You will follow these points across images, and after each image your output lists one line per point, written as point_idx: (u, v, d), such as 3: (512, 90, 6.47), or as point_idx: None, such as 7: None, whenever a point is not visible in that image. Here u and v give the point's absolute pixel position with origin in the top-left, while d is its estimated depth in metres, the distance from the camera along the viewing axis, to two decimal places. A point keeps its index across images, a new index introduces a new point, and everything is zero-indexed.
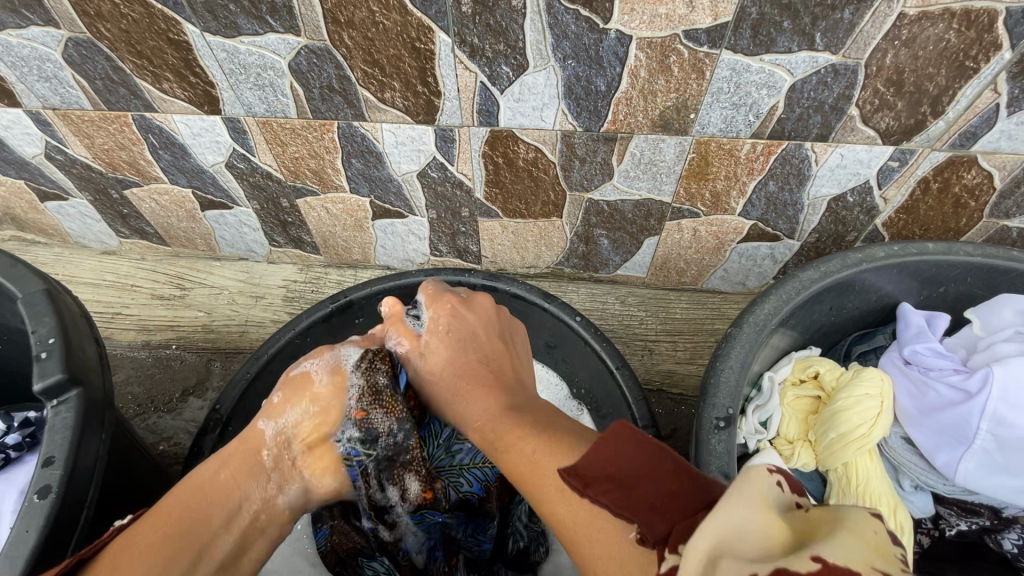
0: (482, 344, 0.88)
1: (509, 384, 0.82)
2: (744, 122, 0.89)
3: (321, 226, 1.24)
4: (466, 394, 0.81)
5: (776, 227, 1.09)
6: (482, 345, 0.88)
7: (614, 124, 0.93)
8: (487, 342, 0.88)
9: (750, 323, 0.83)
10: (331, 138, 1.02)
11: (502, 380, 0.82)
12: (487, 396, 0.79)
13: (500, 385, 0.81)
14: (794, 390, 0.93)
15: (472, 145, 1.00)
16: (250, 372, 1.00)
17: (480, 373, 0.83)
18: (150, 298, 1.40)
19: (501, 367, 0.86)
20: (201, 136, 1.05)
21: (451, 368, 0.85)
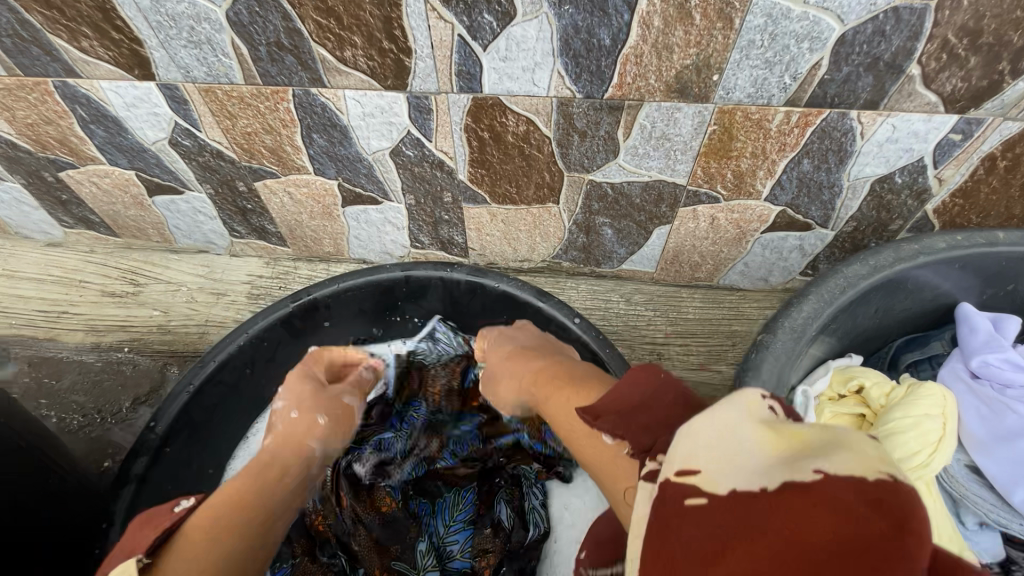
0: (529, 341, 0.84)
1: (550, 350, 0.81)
2: (778, 85, 0.74)
3: (285, 214, 1.09)
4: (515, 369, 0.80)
5: (808, 214, 0.94)
6: (527, 332, 0.88)
7: (620, 89, 0.77)
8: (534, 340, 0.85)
9: (786, 328, 0.68)
10: (287, 108, 0.86)
11: (539, 354, 0.79)
12: (520, 365, 0.78)
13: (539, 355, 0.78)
14: (833, 407, 0.77)
15: (452, 116, 0.84)
16: (193, 384, 0.85)
17: (519, 351, 0.82)
18: (99, 295, 1.24)
19: (543, 346, 0.82)
20: (136, 108, 0.90)
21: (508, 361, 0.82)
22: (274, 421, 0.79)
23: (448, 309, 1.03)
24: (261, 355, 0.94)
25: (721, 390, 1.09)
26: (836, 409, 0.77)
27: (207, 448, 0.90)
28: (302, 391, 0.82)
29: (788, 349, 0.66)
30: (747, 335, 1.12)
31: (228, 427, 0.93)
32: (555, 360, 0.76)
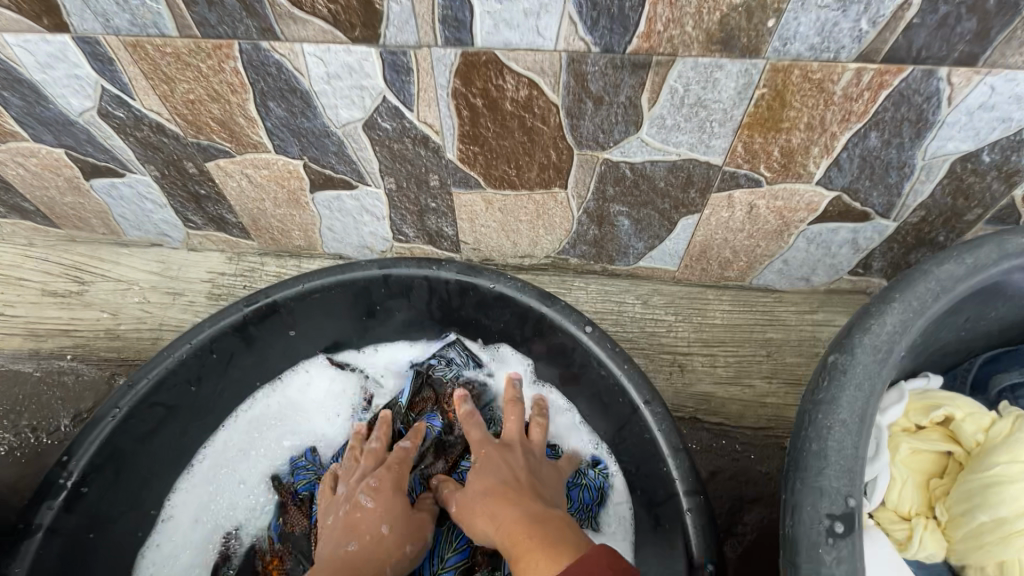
0: (504, 469, 0.69)
1: (534, 489, 0.66)
2: (851, 32, 0.58)
3: (245, 201, 0.93)
4: (477, 521, 0.65)
5: (868, 200, 0.78)
6: (500, 460, 0.70)
7: (647, 40, 0.61)
8: (511, 469, 0.69)
9: (868, 347, 0.51)
10: (234, 69, 0.70)
11: (519, 498, 0.64)
12: (498, 509, 0.63)
13: (515, 504, 0.63)
14: (911, 441, 0.62)
15: (437, 78, 0.68)
16: (120, 409, 0.70)
17: (492, 491, 0.66)
18: (40, 295, 1.07)
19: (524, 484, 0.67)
20: (53, 69, 0.74)
21: (475, 493, 0.67)
22: (344, 512, 0.70)
23: (435, 313, 0.87)
24: (209, 369, 0.78)
25: (754, 409, 0.93)
26: (916, 445, 0.62)
27: (143, 481, 0.75)
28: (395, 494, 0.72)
29: (874, 377, 0.50)
30: (784, 344, 0.96)
31: (168, 453, 0.78)
32: (536, 512, 0.61)
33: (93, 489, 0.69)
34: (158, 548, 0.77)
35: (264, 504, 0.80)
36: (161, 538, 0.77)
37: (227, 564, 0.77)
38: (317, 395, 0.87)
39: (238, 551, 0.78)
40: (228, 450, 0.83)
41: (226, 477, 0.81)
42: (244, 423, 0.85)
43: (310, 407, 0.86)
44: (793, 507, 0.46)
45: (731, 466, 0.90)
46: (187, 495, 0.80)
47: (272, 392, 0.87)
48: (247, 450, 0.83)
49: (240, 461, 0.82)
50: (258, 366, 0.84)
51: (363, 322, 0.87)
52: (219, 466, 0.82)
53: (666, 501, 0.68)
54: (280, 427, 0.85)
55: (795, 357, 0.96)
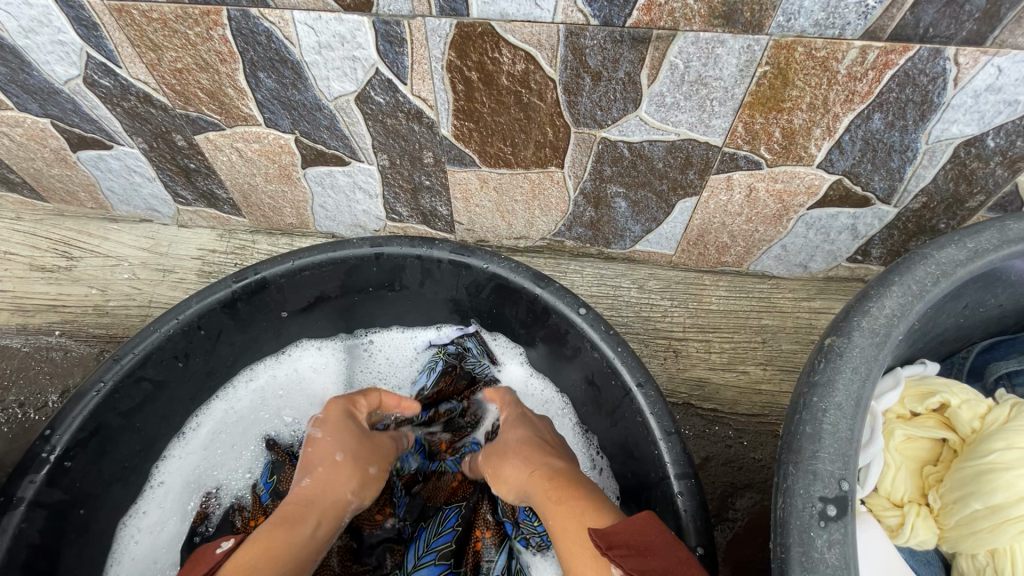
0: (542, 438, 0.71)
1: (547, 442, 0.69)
2: (857, 8, 0.56)
3: (236, 176, 0.91)
4: (510, 476, 0.66)
5: (869, 185, 0.76)
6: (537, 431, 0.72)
7: (648, 13, 0.59)
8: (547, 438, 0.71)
9: (864, 330, 0.51)
10: (223, 37, 0.68)
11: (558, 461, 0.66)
12: (537, 463, 0.65)
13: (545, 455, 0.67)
14: (905, 427, 0.62)
15: (432, 49, 0.66)
16: (105, 383, 0.68)
17: (517, 442, 0.69)
18: (27, 269, 1.06)
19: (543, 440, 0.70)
20: (36, 34, 0.71)
21: (511, 450, 0.69)
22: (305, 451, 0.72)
23: (430, 294, 0.85)
24: (197, 346, 0.77)
25: (747, 395, 0.93)
26: (911, 432, 0.62)
27: (130, 453, 0.75)
28: (355, 436, 0.72)
29: (871, 362, 0.49)
30: (779, 332, 0.96)
31: (158, 426, 0.78)
32: (574, 475, 0.63)
33: (78, 463, 0.68)
34: (143, 516, 0.76)
35: (251, 467, 0.81)
36: (147, 508, 0.77)
37: (204, 522, 0.77)
38: (319, 371, 0.88)
39: (216, 510, 0.78)
40: (222, 419, 0.83)
41: (217, 443, 0.82)
42: (240, 395, 0.85)
43: (309, 381, 0.88)
44: (786, 491, 0.45)
45: (724, 452, 0.90)
46: (177, 464, 0.80)
47: (269, 367, 0.87)
48: (241, 420, 0.84)
49: (233, 428, 0.83)
50: (250, 342, 0.83)
51: (357, 301, 0.86)
52: (211, 435, 0.82)
53: (657, 486, 0.67)
54: (276, 400, 0.86)
55: (790, 345, 0.95)
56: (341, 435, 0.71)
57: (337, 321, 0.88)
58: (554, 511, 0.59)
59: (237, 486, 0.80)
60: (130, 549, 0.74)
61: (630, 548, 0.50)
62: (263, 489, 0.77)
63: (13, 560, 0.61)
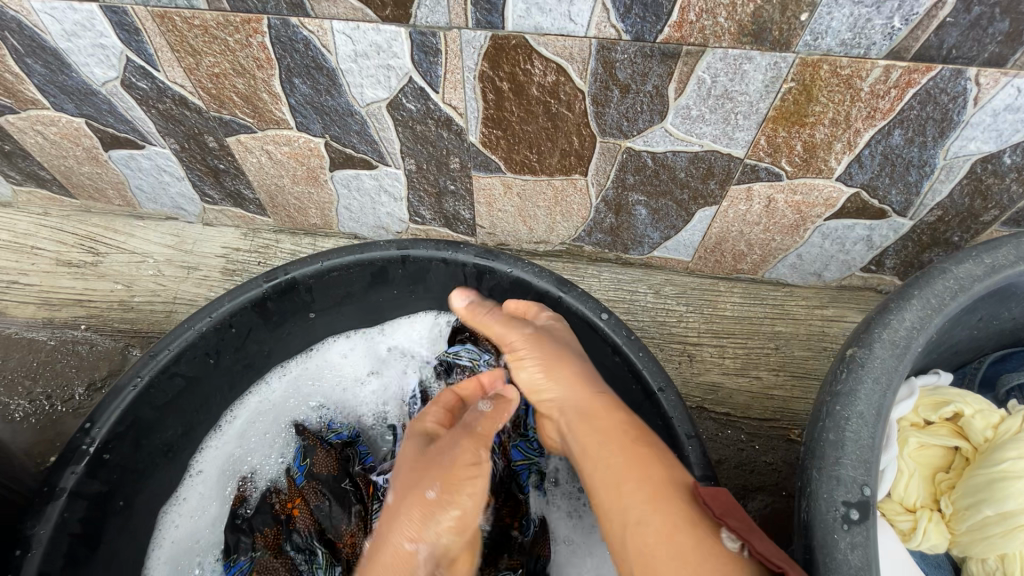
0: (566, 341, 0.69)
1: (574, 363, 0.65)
2: (883, 30, 0.58)
3: (264, 177, 0.93)
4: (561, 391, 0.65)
5: (885, 198, 0.78)
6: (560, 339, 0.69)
7: (679, 29, 0.61)
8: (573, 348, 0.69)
9: (884, 341, 0.53)
10: (261, 44, 0.70)
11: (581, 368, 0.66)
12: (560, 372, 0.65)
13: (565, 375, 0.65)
14: (919, 435, 0.64)
15: (465, 60, 0.68)
16: (142, 378, 0.70)
17: (541, 364, 0.66)
18: (54, 264, 1.08)
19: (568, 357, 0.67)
20: (78, 38, 0.73)
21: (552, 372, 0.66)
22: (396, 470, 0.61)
23: (453, 296, 0.87)
24: (228, 343, 0.79)
25: (760, 400, 0.95)
26: (924, 440, 0.64)
27: (165, 444, 0.77)
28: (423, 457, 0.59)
29: (891, 372, 0.51)
30: (792, 338, 0.98)
31: (191, 419, 0.80)
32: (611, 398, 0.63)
33: (115, 455, 0.70)
34: (184, 502, 0.80)
35: (283, 452, 0.84)
36: (187, 494, 0.80)
37: (243, 505, 0.80)
38: (344, 365, 0.91)
39: (253, 493, 0.81)
40: (252, 410, 0.86)
41: (248, 433, 0.85)
42: (270, 389, 0.88)
43: (335, 373, 0.90)
44: (809, 494, 0.47)
45: (736, 455, 0.91)
46: (214, 453, 0.83)
47: (297, 361, 0.89)
48: (271, 410, 0.87)
49: (264, 418, 0.86)
50: (278, 339, 0.85)
51: (381, 300, 0.88)
52: (243, 426, 0.85)
53: None
54: (304, 392, 0.88)
55: (803, 351, 0.97)
56: (420, 473, 0.57)
57: (360, 318, 0.90)
58: (604, 437, 0.59)
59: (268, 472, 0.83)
60: (171, 533, 0.78)
61: (743, 522, 0.48)
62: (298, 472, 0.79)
63: (58, 547, 0.63)
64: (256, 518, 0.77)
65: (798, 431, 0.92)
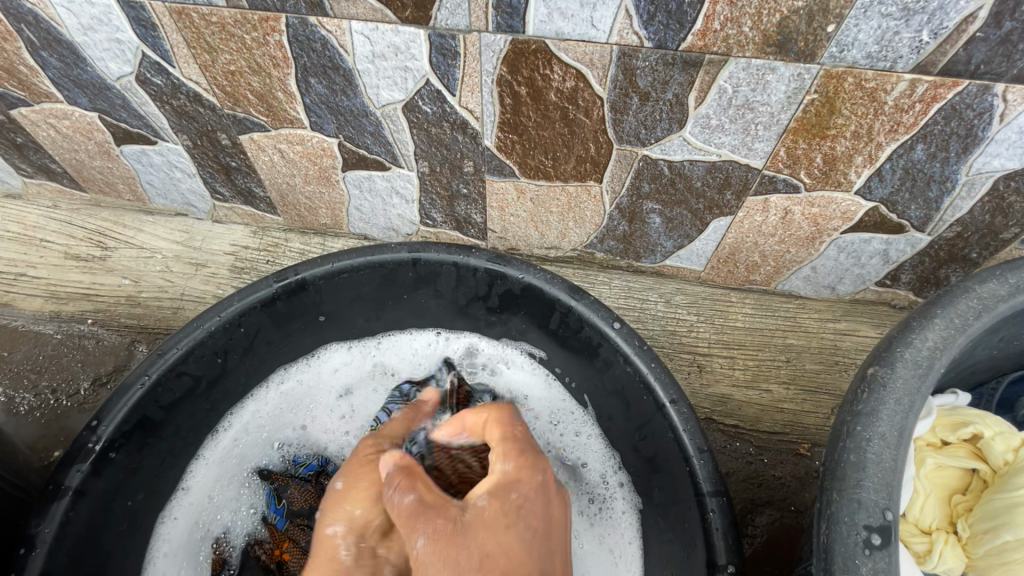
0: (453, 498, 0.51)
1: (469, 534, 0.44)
2: (911, 43, 0.57)
3: (276, 176, 0.93)
4: None
5: (904, 213, 0.77)
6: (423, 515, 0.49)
7: (702, 38, 0.60)
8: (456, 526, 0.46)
9: (906, 363, 0.51)
10: (279, 43, 0.70)
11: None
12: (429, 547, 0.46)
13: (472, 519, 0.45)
14: (937, 456, 0.63)
15: (483, 63, 0.67)
16: (149, 376, 0.70)
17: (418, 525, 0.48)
18: (62, 257, 1.07)
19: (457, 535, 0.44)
20: (94, 32, 0.73)
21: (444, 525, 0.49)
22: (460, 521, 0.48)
23: (463, 301, 0.86)
24: (236, 342, 0.78)
25: (769, 413, 0.94)
26: (941, 462, 0.62)
27: (166, 448, 0.76)
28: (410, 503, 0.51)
29: (915, 394, 0.50)
30: (803, 351, 0.97)
31: (188, 431, 0.79)
32: None
33: (120, 454, 0.69)
34: (174, 523, 0.77)
35: (253, 503, 0.79)
36: (177, 514, 0.78)
37: (223, 567, 0.75)
38: (335, 379, 0.89)
39: (233, 553, 0.76)
40: (215, 461, 0.81)
41: (217, 485, 0.80)
42: (243, 423, 0.84)
43: (314, 398, 0.87)
44: (829, 517, 0.47)
45: (744, 468, 0.90)
46: (186, 503, 0.78)
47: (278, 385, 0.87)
48: (242, 454, 0.82)
49: (229, 471, 0.81)
50: (283, 341, 0.84)
51: (388, 304, 0.87)
52: (214, 473, 0.81)
53: (688, 502, 0.68)
54: (275, 426, 0.85)
55: (814, 365, 0.96)
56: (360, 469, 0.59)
57: (364, 322, 0.89)
58: None
59: (241, 528, 0.78)
60: (159, 562, 0.75)
61: None
62: (276, 516, 0.76)
63: (59, 548, 0.63)
64: (245, 574, 0.74)
65: (808, 445, 0.91)
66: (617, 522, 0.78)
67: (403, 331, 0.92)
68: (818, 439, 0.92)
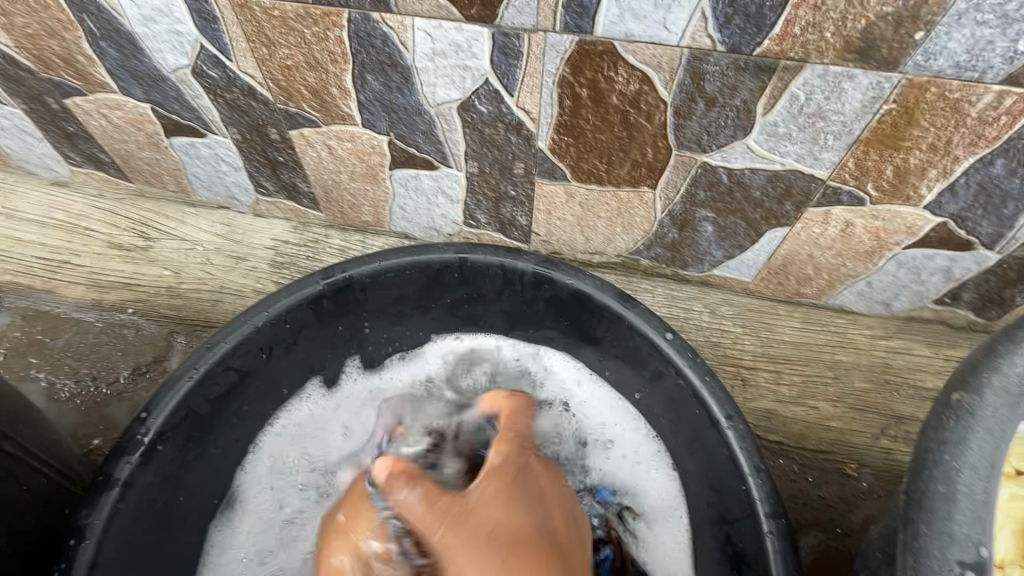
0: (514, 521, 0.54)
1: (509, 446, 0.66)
2: (1004, 53, 0.55)
3: (321, 172, 0.92)
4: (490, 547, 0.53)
5: (975, 230, 0.74)
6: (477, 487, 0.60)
7: (780, 42, 0.58)
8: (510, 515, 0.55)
9: (997, 388, 0.48)
10: (338, 38, 0.69)
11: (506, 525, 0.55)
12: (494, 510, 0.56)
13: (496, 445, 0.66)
14: (1012, 487, 0.59)
15: (546, 64, 0.66)
16: (197, 370, 0.70)
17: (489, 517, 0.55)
18: (106, 246, 1.08)
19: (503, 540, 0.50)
20: (154, 23, 0.73)
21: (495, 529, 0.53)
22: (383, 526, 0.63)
23: (506, 304, 0.85)
24: (283, 339, 0.78)
25: (816, 430, 0.91)
26: (1017, 492, 0.59)
27: (211, 447, 0.76)
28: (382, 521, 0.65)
29: (1007, 423, 0.47)
30: (853, 368, 0.94)
31: (232, 434, 0.78)
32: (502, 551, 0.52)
33: (168, 447, 0.69)
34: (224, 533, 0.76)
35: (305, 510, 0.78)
36: (228, 525, 0.77)
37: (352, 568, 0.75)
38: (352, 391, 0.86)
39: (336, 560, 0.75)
40: (257, 498, 0.78)
41: (268, 521, 0.77)
42: (280, 431, 0.82)
43: (328, 415, 0.85)
44: (917, 551, 0.45)
45: (790, 486, 0.87)
46: (236, 512, 0.77)
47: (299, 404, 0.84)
48: (281, 473, 0.80)
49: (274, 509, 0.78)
50: (326, 340, 0.84)
51: (429, 305, 0.86)
52: (254, 497, 0.78)
53: (742, 520, 0.66)
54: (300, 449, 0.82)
55: (864, 383, 0.93)
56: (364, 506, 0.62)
57: (401, 325, 0.88)
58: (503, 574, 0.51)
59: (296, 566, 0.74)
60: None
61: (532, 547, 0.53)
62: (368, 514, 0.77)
63: (107, 542, 0.63)
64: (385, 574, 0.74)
65: (854, 465, 0.89)
66: (662, 504, 0.76)
67: (437, 331, 0.90)
68: (866, 459, 0.89)
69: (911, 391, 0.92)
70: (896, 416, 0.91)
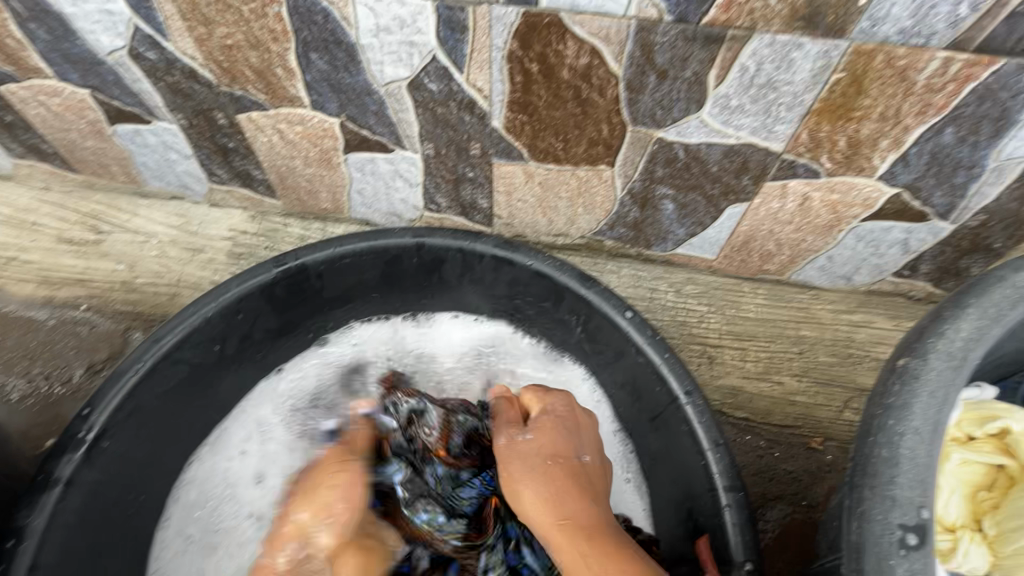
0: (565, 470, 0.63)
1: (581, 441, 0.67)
2: (948, 17, 0.54)
3: (274, 157, 0.90)
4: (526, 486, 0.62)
5: (928, 201, 0.75)
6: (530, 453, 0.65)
7: (726, 11, 0.57)
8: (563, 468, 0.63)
9: (940, 353, 0.48)
10: (278, 15, 0.66)
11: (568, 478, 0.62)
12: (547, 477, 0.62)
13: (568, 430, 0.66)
14: (963, 451, 0.59)
15: (493, 38, 0.64)
16: (144, 363, 0.68)
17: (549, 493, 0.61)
18: (54, 241, 1.04)
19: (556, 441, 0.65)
20: (83, 2, 0.69)
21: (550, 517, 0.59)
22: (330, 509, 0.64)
23: (468, 288, 0.83)
24: (235, 329, 0.76)
25: (781, 406, 0.91)
26: (967, 456, 0.59)
27: (161, 443, 0.74)
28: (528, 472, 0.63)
29: (950, 386, 0.47)
30: (816, 343, 0.94)
31: (184, 429, 0.76)
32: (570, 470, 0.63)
33: (114, 443, 0.67)
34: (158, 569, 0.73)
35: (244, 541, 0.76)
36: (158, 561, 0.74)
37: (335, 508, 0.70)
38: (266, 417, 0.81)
39: None
40: (176, 560, 0.74)
41: None
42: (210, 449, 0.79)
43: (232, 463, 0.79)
44: (861, 515, 0.45)
45: (755, 462, 0.88)
46: (170, 534, 0.75)
47: (213, 443, 0.80)
48: (208, 502, 0.77)
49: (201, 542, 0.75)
50: (283, 331, 0.82)
51: (389, 291, 0.84)
52: (183, 523, 0.75)
53: (702, 496, 0.66)
54: (219, 501, 0.77)
55: (827, 357, 0.94)
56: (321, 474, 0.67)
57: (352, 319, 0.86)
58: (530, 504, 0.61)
59: None
60: None
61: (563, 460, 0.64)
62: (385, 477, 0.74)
63: (49, 542, 0.61)
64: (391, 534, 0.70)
65: (819, 439, 0.89)
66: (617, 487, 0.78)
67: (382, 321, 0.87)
68: (831, 432, 0.90)
69: (873, 364, 0.93)
70: (859, 389, 0.92)
